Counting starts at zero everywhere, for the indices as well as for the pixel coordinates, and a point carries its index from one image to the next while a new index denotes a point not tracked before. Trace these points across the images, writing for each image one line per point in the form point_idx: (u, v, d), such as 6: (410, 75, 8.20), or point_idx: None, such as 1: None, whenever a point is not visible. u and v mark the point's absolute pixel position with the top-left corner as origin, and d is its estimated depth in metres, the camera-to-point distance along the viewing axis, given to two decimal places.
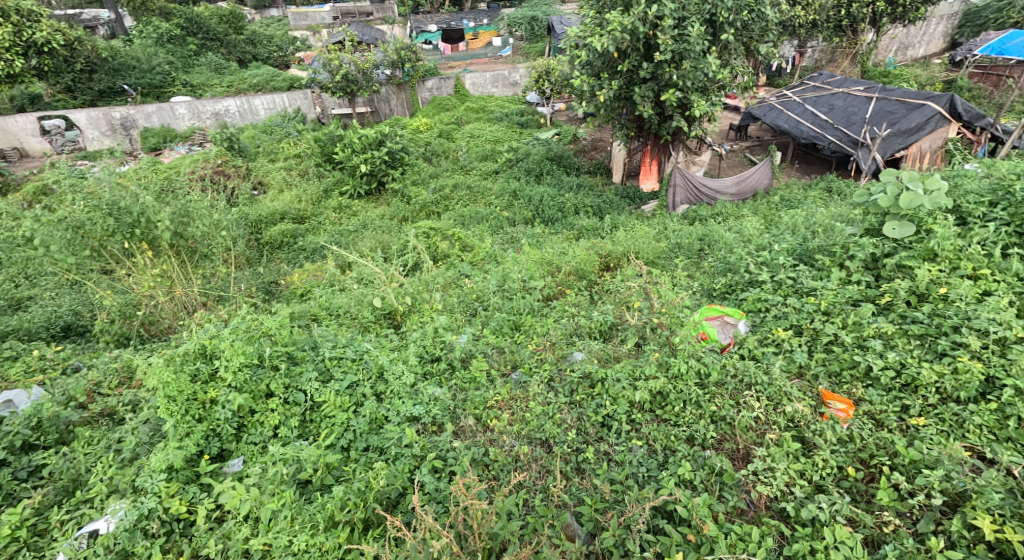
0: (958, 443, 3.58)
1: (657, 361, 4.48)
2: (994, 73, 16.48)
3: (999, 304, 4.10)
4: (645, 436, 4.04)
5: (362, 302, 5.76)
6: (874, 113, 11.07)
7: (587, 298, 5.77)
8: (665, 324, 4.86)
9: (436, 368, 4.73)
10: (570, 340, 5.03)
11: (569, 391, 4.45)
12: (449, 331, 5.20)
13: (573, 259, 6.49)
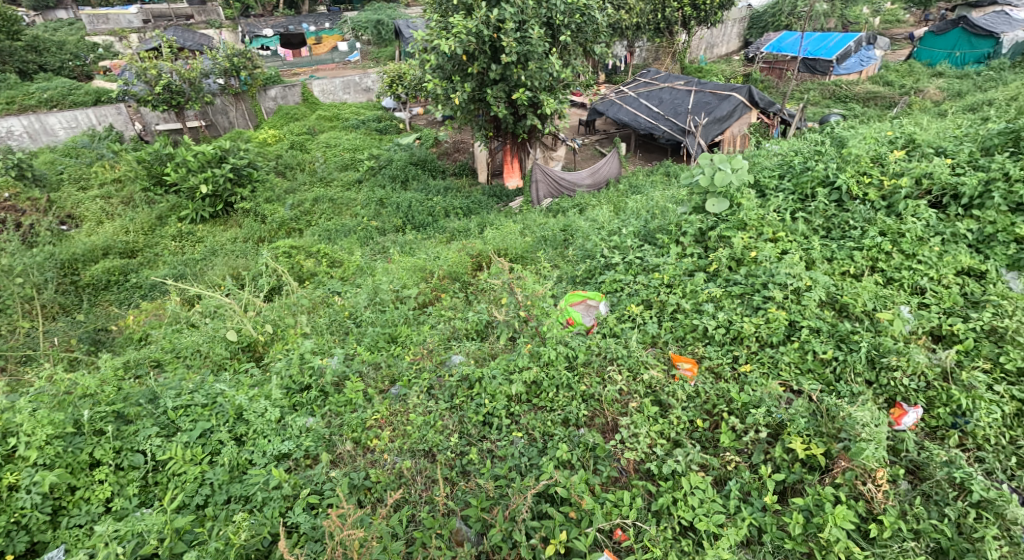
0: (775, 380, 4.09)
1: (528, 352, 4.61)
2: (777, 67, 19.27)
3: (795, 260, 4.72)
4: (524, 427, 4.09)
5: (214, 337, 5.25)
6: (695, 104, 12.47)
7: (462, 300, 5.75)
8: (531, 316, 4.97)
9: (306, 397, 4.51)
10: (447, 345, 4.98)
11: (450, 395, 4.40)
12: (317, 355, 4.95)
13: (445, 263, 6.40)
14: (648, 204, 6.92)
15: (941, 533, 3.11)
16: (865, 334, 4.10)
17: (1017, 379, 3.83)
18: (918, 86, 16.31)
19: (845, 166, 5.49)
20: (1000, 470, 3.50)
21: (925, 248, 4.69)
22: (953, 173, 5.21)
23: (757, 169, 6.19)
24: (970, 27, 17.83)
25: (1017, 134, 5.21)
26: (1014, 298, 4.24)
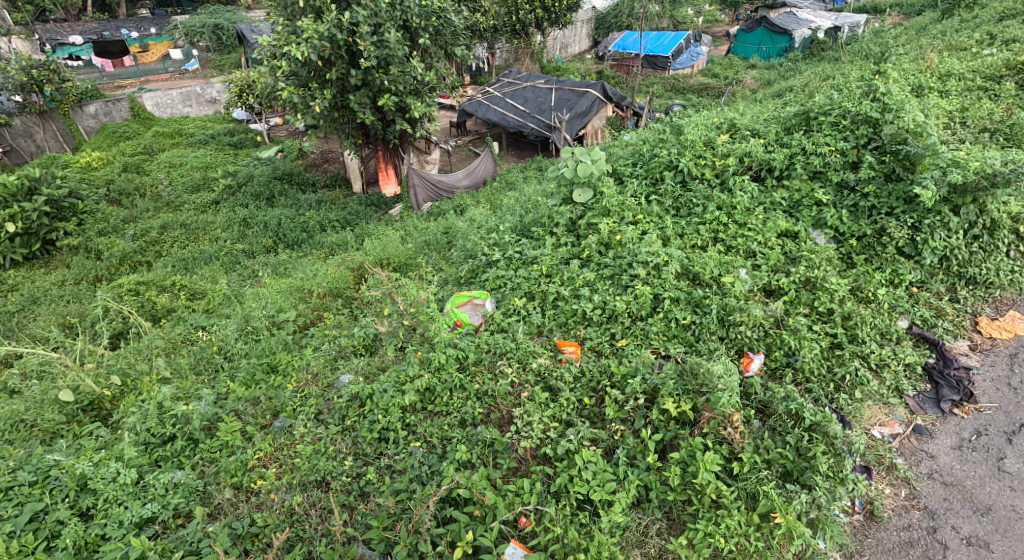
0: (648, 349, 4.43)
1: (419, 360, 4.46)
2: (624, 64, 20.98)
3: (652, 238, 5.15)
4: (422, 436, 4.04)
5: (45, 399, 4.59)
6: (557, 101, 13.06)
7: (347, 316, 5.56)
8: (419, 323, 4.85)
9: (171, 449, 4.11)
10: (334, 366, 4.78)
11: (340, 418, 4.23)
12: (178, 400, 4.51)
13: (324, 281, 6.14)
14: (522, 200, 7.09)
15: (788, 459, 3.59)
16: (714, 298, 4.62)
17: (824, 317, 4.60)
18: (738, 77, 18.56)
19: (684, 150, 6.18)
20: (823, 395, 4.15)
21: (752, 217, 5.42)
22: (766, 151, 6.06)
23: (614, 159, 6.72)
24: (770, 26, 20.42)
25: (807, 115, 6.23)
26: (820, 251, 5.05)
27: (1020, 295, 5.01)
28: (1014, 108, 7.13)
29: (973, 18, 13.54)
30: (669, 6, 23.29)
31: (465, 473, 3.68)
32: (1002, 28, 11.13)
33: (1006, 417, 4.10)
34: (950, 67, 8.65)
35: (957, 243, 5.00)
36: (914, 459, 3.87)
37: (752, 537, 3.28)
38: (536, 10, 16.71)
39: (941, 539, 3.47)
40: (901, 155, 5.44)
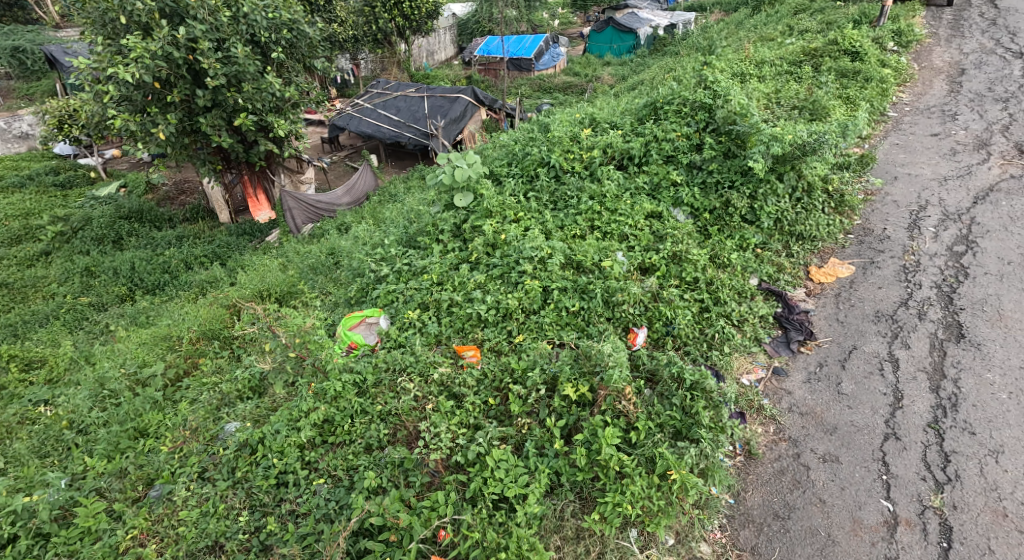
0: (544, 340, 4.60)
1: (313, 392, 4.33)
2: (491, 68, 21.49)
3: (535, 234, 5.34)
4: (325, 471, 3.89)
5: None
6: (431, 109, 13.04)
7: (227, 358, 5.18)
8: (307, 353, 4.66)
9: (13, 552, 3.55)
10: (217, 416, 4.45)
11: (230, 470, 3.97)
12: (20, 491, 3.93)
13: (194, 325, 5.68)
14: (405, 211, 7.00)
15: (676, 419, 3.92)
16: (597, 282, 4.90)
17: (691, 285, 5.08)
18: (596, 74, 19.67)
19: (553, 147, 6.49)
20: (699, 355, 4.60)
21: (621, 203, 5.82)
22: (625, 140, 6.55)
23: (490, 161, 6.89)
24: (617, 25, 21.80)
25: (654, 106, 6.87)
26: (681, 227, 5.57)
27: (838, 245, 5.77)
28: (814, 87, 8.29)
29: (776, 12, 15.51)
30: (525, 11, 24.11)
31: (375, 500, 3.59)
32: (797, 20, 12.88)
33: (839, 346, 4.72)
34: (762, 56, 9.85)
35: (785, 207, 5.78)
36: (778, 398, 4.38)
37: (654, 497, 3.55)
38: (396, 19, 16.56)
39: (804, 462, 3.93)
40: (733, 135, 6.16)
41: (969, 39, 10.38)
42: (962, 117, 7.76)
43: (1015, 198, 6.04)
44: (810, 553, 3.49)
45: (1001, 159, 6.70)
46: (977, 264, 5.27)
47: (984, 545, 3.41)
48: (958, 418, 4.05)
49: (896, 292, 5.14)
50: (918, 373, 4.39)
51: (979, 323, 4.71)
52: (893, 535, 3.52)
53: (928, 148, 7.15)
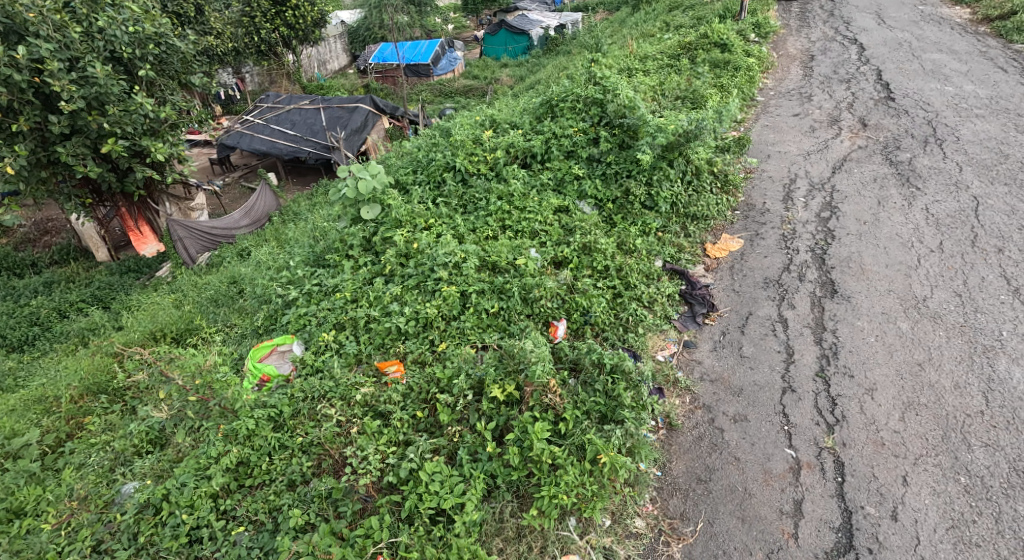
0: (468, 345, 4.58)
1: (223, 434, 4.06)
2: (389, 75, 21.22)
3: (448, 239, 5.31)
4: (244, 518, 3.66)
5: None
6: (329, 121, 12.62)
7: (118, 414, 4.68)
8: (210, 393, 4.37)
9: None
10: (111, 478, 4.05)
11: (132, 536, 3.63)
12: None
13: (74, 379, 5.07)
14: (310, 229, 6.71)
15: (602, 404, 4.06)
16: (514, 281, 4.94)
17: (603, 274, 5.27)
18: (495, 76, 19.88)
19: (457, 151, 6.48)
20: (617, 339, 4.78)
21: (529, 200, 5.92)
22: (526, 139, 6.68)
23: (393, 170, 6.75)
24: (510, 27, 22.24)
25: (550, 104, 7.06)
26: (588, 219, 5.77)
27: (727, 221, 6.22)
28: (692, 78, 8.85)
29: (652, 10, 16.41)
30: (416, 16, 23.91)
31: (302, 539, 3.44)
32: (672, 16, 13.70)
33: (737, 314, 5.09)
34: (644, 51, 10.40)
35: (679, 190, 6.16)
36: (691, 369, 4.65)
37: (587, 483, 3.66)
38: (279, 29, 15.81)
39: (718, 426, 4.21)
40: (625, 127, 6.47)
41: (814, 29, 11.49)
42: (816, 97, 8.58)
43: (863, 165, 6.77)
44: (731, 510, 3.73)
45: (851, 133, 7.49)
46: (841, 226, 5.87)
47: (870, 473, 3.80)
48: (838, 365, 4.49)
49: (779, 259, 5.60)
50: (804, 329, 4.83)
51: (847, 278, 5.24)
52: (797, 479, 3.83)
53: (791, 127, 7.84)
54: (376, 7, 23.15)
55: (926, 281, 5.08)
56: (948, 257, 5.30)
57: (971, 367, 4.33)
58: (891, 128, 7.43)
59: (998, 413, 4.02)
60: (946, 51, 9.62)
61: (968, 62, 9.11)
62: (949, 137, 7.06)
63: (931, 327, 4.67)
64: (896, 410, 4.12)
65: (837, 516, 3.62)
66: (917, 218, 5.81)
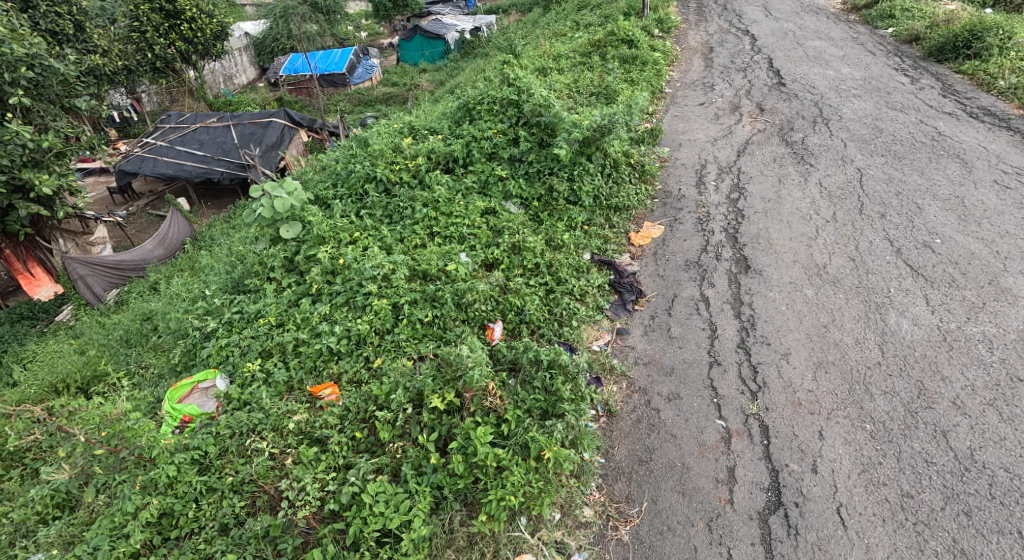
0: (404, 358, 4.49)
1: (139, 486, 3.77)
2: (303, 86, 20.55)
3: (374, 252, 5.20)
4: None
5: None
6: (240, 138, 12.05)
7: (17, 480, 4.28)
8: (122, 443, 4.02)
9: None
10: (13, 550, 3.67)
11: None
12: None
13: None
14: (227, 254, 6.39)
15: (542, 400, 4.12)
16: (446, 288, 4.90)
17: (534, 271, 5.34)
18: (414, 82, 19.66)
19: (376, 161, 6.37)
20: (553, 334, 4.85)
21: (455, 205, 5.92)
22: (446, 144, 6.66)
23: (312, 185, 6.52)
24: (424, 32, 22.07)
25: (467, 107, 7.08)
26: (515, 219, 5.83)
27: (648, 209, 6.46)
28: (605, 74, 9.13)
29: (562, 10, 16.78)
30: (325, 25, 23.25)
31: None
32: (581, 16, 14.07)
33: (663, 298, 5.30)
34: (557, 50, 10.62)
35: (600, 183, 6.33)
36: (624, 355, 4.80)
37: (533, 480, 3.70)
38: (175, 43, 14.90)
39: (654, 407, 4.37)
40: (542, 126, 6.59)
41: (711, 22, 12.13)
42: (717, 86, 9.06)
43: (764, 147, 7.23)
44: (672, 486, 3.89)
45: (750, 118, 7.96)
46: (749, 205, 6.24)
47: (791, 432, 4.06)
48: (756, 335, 4.77)
49: (696, 242, 5.88)
50: (724, 305, 5.10)
51: (757, 253, 5.57)
52: (729, 447, 4.04)
53: (698, 116, 8.25)
54: (281, 17, 22.29)
55: (825, 249, 5.49)
56: (842, 225, 5.75)
57: (868, 323, 4.72)
58: (784, 112, 7.97)
59: (894, 362, 4.40)
60: (826, 37, 10.44)
61: (845, 47, 9.91)
62: (833, 116, 7.66)
63: (833, 291, 5.05)
64: (809, 371, 4.43)
65: (766, 477, 3.85)
66: (812, 192, 6.26)
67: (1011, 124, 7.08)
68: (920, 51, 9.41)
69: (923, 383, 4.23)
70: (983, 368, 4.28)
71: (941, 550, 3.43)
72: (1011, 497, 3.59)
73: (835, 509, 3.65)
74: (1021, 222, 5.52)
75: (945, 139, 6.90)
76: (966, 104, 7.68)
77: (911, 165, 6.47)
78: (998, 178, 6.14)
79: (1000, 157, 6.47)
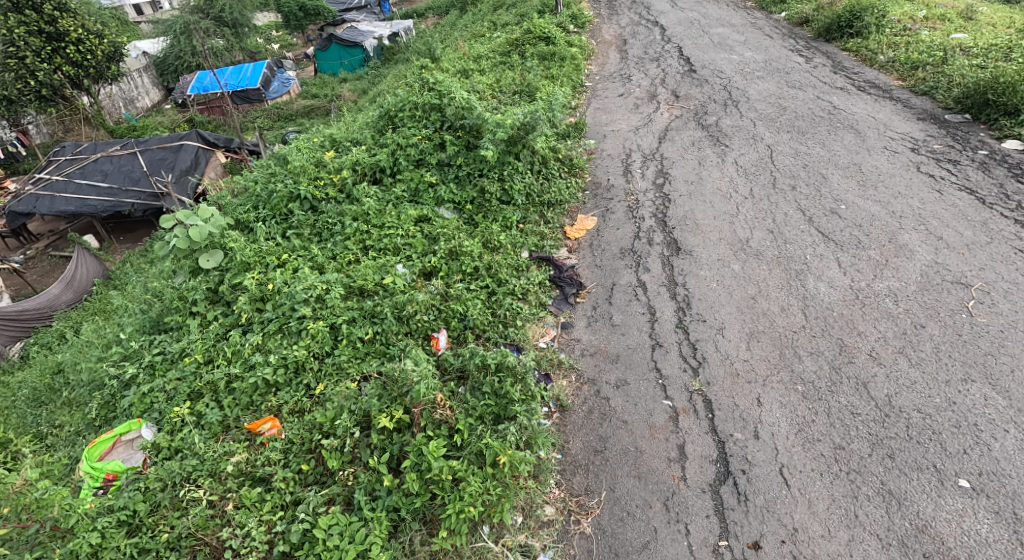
0: (348, 380, 4.34)
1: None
2: (214, 105, 19.59)
3: (305, 273, 5.00)
4: None
5: None
6: (149, 165, 11.36)
7: None
8: (32, 516, 3.54)
9: None
10: None
11: None
12: None
13: None
14: (142, 292, 5.96)
15: (493, 405, 4.10)
16: (384, 302, 4.78)
17: (474, 275, 5.29)
18: (335, 93, 19.20)
19: (299, 178, 6.12)
20: (498, 337, 4.81)
21: (387, 216, 5.78)
22: (371, 155, 6.51)
23: (230, 209, 6.18)
24: (341, 41, 21.52)
25: (389, 116, 6.98)
26: (449, 224, 5.76)
27: (580, 202, 6.55)
28: (525, 72, 9.21)
29: (477, 11, 16.82)
30: (233, 40, 22.26)
31: None
32: (497, 15, 14.11)
33: (602, 288, 5.38)
34: (476, 51, 10.59)
35: (530, 181, 6.36)
36: (571, 348, 4.83)
37: (491, 487, 3.66)
38: (62, 68, 13.81)
39: (603, 396, 4.43)
40: (467, 128, 6.62)
41: (622, 15, 12.47)
42: (634, 77, 9.31)
43: (682, 132, 7.48)
44: (628, 471, 3.95)
45: (667, 105, 8.22)
46: (674, 189, 6.44)
47: (732, 403, 4.22)
48: (692, 314, 4.93)
49: (629, 229, 6.01)
50: (660, 288, 5.24)
51: (686, 235, 5.76)
52: (677, 425, 4.15)
53: (618, 107, 8.44)
54: (182, 33, 21.09)
55: (746, 225, 5.74)
56: (759, 201, 6.03)
57: (790, 290, 4.98)
58: (697, 97, 8.28)
59: (816, 324, 4.66)
60: (727, 24, 10.94)
61: (745, 32, 10.41)
62: (742, 98, 8.03)
63: (757, 263, 5.28)
64: (743, 342, 4.62)
65: (713, 449, 3.98)
66: (730, 171, 6.54)
67: (894, 94, 7.64)
68: (811, 32, 10.02)
69: (842, 341, 4.50)
70: (892, 320, 4.60)
71: (872, 494, 3.64)
72: (926, 435, 3.86)
73: (778, 470, 3.82)
74: (912, 182, 5.97)
75: (839, 112, 7.37)
76: (855, 79, 8.23)
77: (813, 138, 6.88)
78: (888, 144, 6.62)
79: (887, 125, 6.99)
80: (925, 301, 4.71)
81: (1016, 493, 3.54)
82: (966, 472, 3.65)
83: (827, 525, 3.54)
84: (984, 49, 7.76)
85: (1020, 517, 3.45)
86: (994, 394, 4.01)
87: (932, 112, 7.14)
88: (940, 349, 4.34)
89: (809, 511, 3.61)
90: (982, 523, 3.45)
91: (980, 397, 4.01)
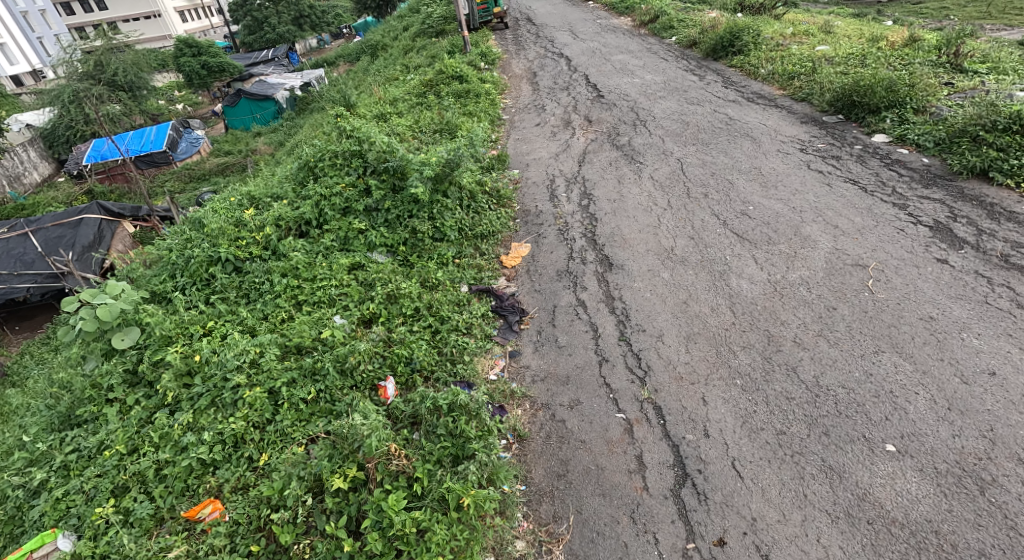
0: (293, 446, 4.19)
1: None
2: (115, 173, 18.64)
3: (235, 338, 4.81)
4: None
5: None
6: (45, 244, 10.60)
7: None
8: None
9: None
10: None
11: None
12: None
13: None
14: (46, 386, 5.48)
15: (450, 446, 4.06)
16: (325, 357, 4.66)
17: (415, 316, 5.27)
18: (250, 148, 18.74)
19: (217, 241, 5.90)
20: (447, 375, 4.77)
21: (318, 268, 5.69)
22: (293, 208, 6.39)
23: (142, 282, 5.83)
24: (250, 95, 21.10)
25: (308, 166, 6.86)
26: (383, 268, 5.73)
27: (512, 231, 6.68)
28: (442, 111, 9.38)
29: (387, 56, 17.12)
30: (130, 103, 21.34)
31: None
32: (408, 59, 14.34)
33: (544, 313, 5.47)
34: (392, 95, 10.70)
35: (461, 216, 6.45)
36: (522, 376, 4.86)
37: (457, 532, 3.61)
38: None
39: (559, 419, 4.48)
40: (391, 171, 6.64)
41: (528, 50, 13.01)
42: (547, 107, 9.68)
43: (599, 154, 7.83)
44: (592, 491, 4.00)
45: (582, 131, 8.59)
46: (599, 209, 6.70)
47: (680, 406, 4.38)
48: (632, 325, 5.11)
49: (562, 252, 6.19)
50: (599, 305, 5.41)
51: (616, 251, 5.99)
52: (632, 437, 4.25)
53: (537, 136, 8.73)
54: (72, 102, 19.98)
55: (669, 234, 6.05)
56: (677, 210, 6.38)
57: (716, 290, 5.26)
58: (608, 120, 8.72)
59: (744, 319, 4.94)
60: (626, 51, 11.65)
61: (643, 57, 11.11)
62: (648, 118, 8.52)
63: (684, 269, 5.56)
64: (682, 346, 4.82)
65: (670, 455, 4.10)
66: (647, 186, 6.90)
67: (779, 102, 8.37)
68: (700, 53, 10.83)
69: (769, 332, 4.79)
70: (808, 306, 4.95)
71: (815, 472, 3.85)
72: (852, 408, 4.14)
73: (730, 464, 3.98)
74: (806, 179, 6.51)
75: (735, 122, 7.97)
76: (743, 91, 8.93)
77: (717, 148, 7.39)
78: (780, 147, 7.20)
79: (777, 130, 7.62)
80: (833, 285, 5.11)
81: (934, 449, 3.85)
82: (891, 437, 3.94)
83: (781, 510, 3.71)
84: (844, 57, 8.69)
85: (940, 470, 3.75)
86: (903, 361, 4.38)
87: (812, 115, 7.87)
88: (852, 328, 4.71)
89: (764, 499, 3.77)
90: (911, 482, 3.72)
91: (892, 365, 4.37)
